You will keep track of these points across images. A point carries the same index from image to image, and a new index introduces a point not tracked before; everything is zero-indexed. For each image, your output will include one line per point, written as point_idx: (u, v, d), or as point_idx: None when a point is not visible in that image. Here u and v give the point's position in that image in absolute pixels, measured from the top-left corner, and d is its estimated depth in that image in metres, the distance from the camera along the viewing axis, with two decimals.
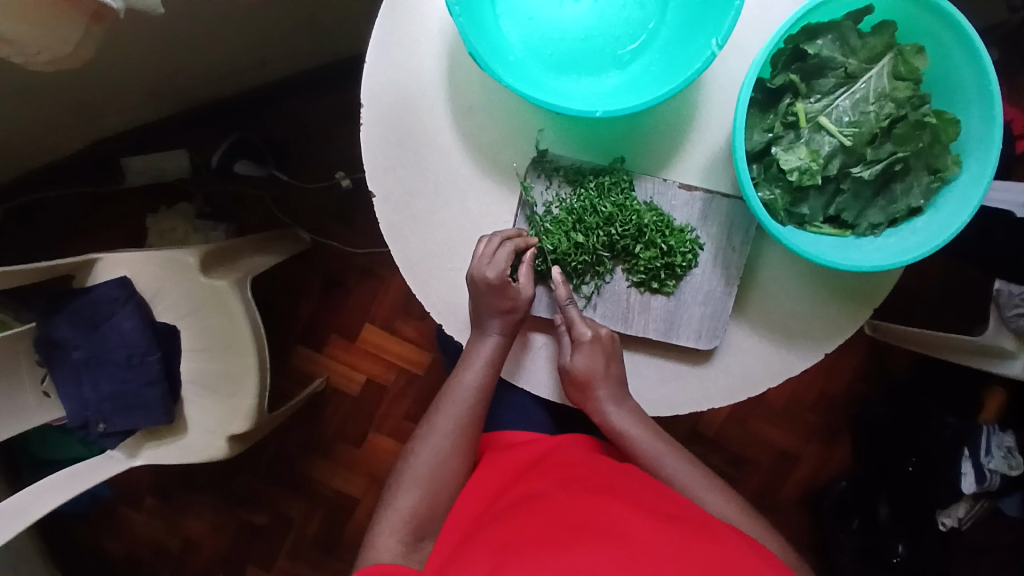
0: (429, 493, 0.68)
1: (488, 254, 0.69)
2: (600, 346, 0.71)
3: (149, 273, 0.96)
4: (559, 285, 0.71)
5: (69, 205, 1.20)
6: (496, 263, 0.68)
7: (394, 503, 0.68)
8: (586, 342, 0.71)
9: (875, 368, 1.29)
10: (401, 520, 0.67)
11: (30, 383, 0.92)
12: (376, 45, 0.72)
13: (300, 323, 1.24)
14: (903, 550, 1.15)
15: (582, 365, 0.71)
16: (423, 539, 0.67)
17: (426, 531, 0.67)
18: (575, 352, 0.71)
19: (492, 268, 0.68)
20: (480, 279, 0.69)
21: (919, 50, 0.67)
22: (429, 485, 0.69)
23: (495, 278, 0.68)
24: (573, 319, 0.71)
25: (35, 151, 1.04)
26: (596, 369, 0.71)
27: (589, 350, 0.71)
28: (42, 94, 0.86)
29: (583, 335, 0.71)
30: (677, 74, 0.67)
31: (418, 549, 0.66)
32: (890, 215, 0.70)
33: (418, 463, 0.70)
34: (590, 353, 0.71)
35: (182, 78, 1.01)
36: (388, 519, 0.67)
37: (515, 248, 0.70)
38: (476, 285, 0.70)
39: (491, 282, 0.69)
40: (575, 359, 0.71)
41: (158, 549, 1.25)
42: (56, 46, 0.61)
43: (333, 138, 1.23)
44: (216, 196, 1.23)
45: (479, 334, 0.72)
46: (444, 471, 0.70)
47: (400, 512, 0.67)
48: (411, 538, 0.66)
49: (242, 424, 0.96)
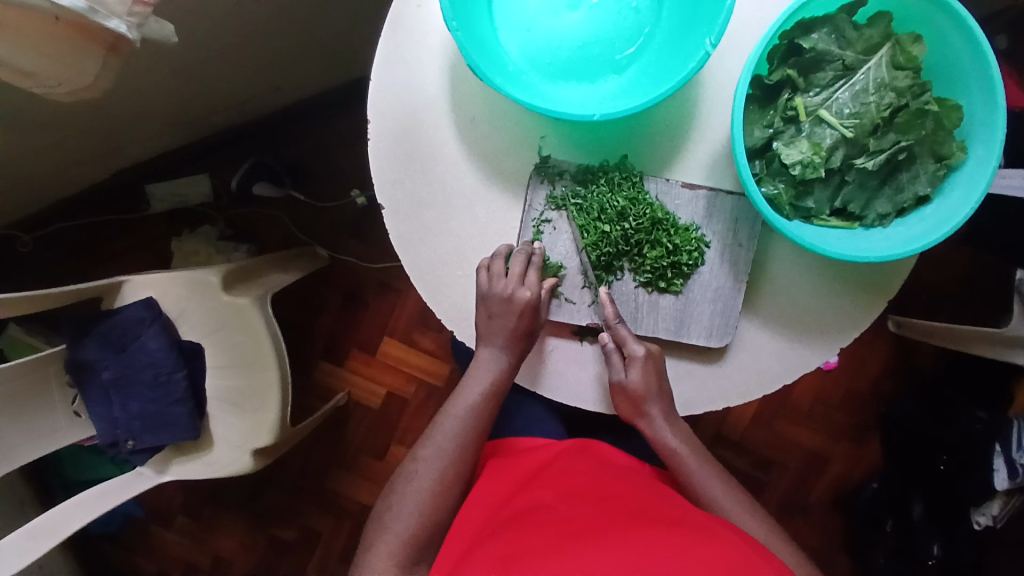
0: (428, 514, 0.68)
1: (520, 276, 0.71)
2: (653, 362, 0.72)
3: (173, 294, 0.99)
4: (608, 304, 0.72)
5: (97, 234, 1.24)
6: (529, 283, 0.71)
7: (391, 525, 0.67)
8: (639, 359, 0.72)
9: (901, 365, 1.26)
10: (399, 543, 0.66)
11: (62, 405, 0.95)
12: (380, 63, 0.74)
13: (320, 340, 1.27)
14: (938, 551, 1.13)
15: (638, 381, 0.72)
16: (418, 563, 0.67)
17: (423, 555, 0.67)
18: (629, 369, 0.72)
19: (529, 288, 0.71)
20: (520, 301, 0.71)
21: (916, 38, 0.67)
22: (426, 509, 0.68)
23: (532, 298, 0.71)
24: (623, 337, 0.72)
25: (61, 182, 1.09)
26: (650, 388, 0.72)
27: (642, 366, 0.72)
28: (65, 126, 0.90)
29: (636, 352, 0.72)
30: (673, 74, 0.68)
31: (412, 573, 0.66)
32: (898, 204, 0.69)
33: (415, 486, 0.69)
34: (644, 370, 0.72)
35: (198, 106, 1.04)
36: (387, 541, 0.67)
37: (539, 267, 0.72)
38: (491, 305, 0.72)
39: (530, 301, 0.71)
40: (630, 375, 0.72)
41: (189, 566, 1.27)
42: (75, 78, 0.65)
43: (345, 157, 1.27)
44: (236, 219, 1.27)
45: (488, 352, 0.73)
46: (441, 493, 0.70)
47: (398, 535, 0.67)
48: (408, 561, 0.66)
49: (266, 437, 0.98)
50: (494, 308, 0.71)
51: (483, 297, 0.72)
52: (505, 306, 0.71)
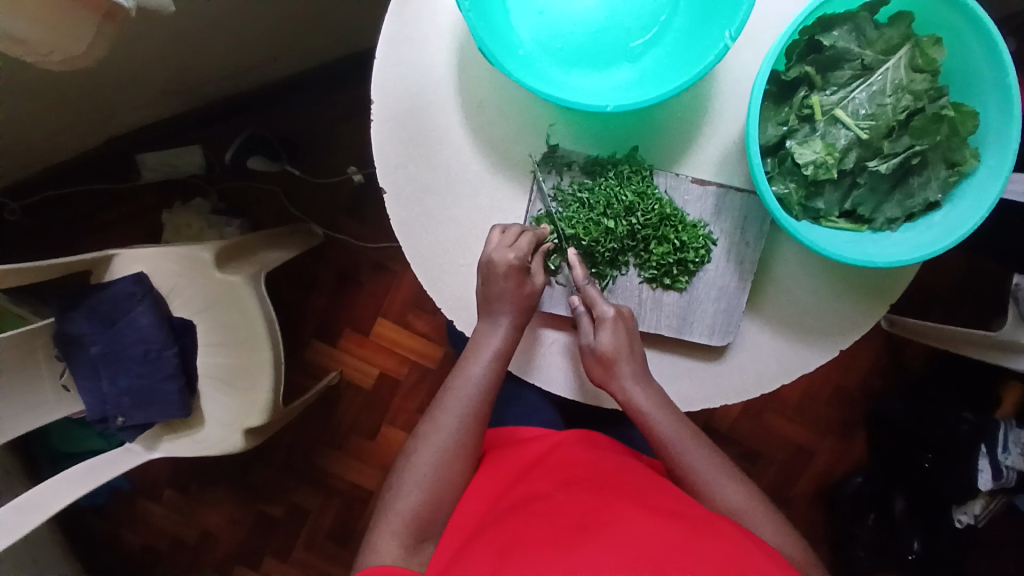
0: (432, 494, 0.67)
1: (510, 239, 0.69)
2: (623, 324, 0.70)
3: (166, 269, 0.97)
4: (575, 266, 0.71)
5: (85, 203, 1.21)
6: (518, 246, 0.69)
7: (394, 506, 0.66)
8: (609, 320, 0.70)
9: (892, 362, 1.27)
10: (401, 523, 0.65)
11: (50, 379, 0.94)
12: (386, 41, 0.72)
13: (312, 318, 1.25)
14: (919, 547, 1.16)
15: (607, 342, 0.69)
16: (425, 541, 0.66)
17: (429, 533, 0.66)
18: (599, 330, 0.70)
19: (514, 251, 0.69)
20: (500, 261, 0.68)
21: (937, 41, 0.66)
22: (431, 488, 0.67)
23: (517, 260, 0.68)
24: (594, 298, 0.70)
25: (50, 149, 1.06)
26: (621, 349, 0.70)
27: (613, 327, 0.70)
28: (54, 93, 0.86)
29: (605, 313, 0.70)
30: (690, 66, 0.66)
31: (419, 552, 0.65)
32: (907, 209, 0.69)
33: (419, 465, 0.68)
34: (614, 332, 0.70)
35: (193, 77, 1.01)
36: (389, 521, 0.66)
37: (535, 237, 0.70)
38: (495, 269, 0.68)
39: (512, 263, 0.68)
40: (599, 337, 0.70)
41: (176, 540, 1.27)
42: (69, 47, 0.61)
43: (343, 134, 1.24)
44: (230, 193, 1.24)
45: (488, 324, 0.71)
46: (445, 471, 0.69)
47: (401, 516, 0.66)
48: (412, 540, 0.65)
49: (258, 418, 0.97)
50: (499, 275, 0.69)
51: (483, 272, 0.70)
52: (508, 278, 0.69)
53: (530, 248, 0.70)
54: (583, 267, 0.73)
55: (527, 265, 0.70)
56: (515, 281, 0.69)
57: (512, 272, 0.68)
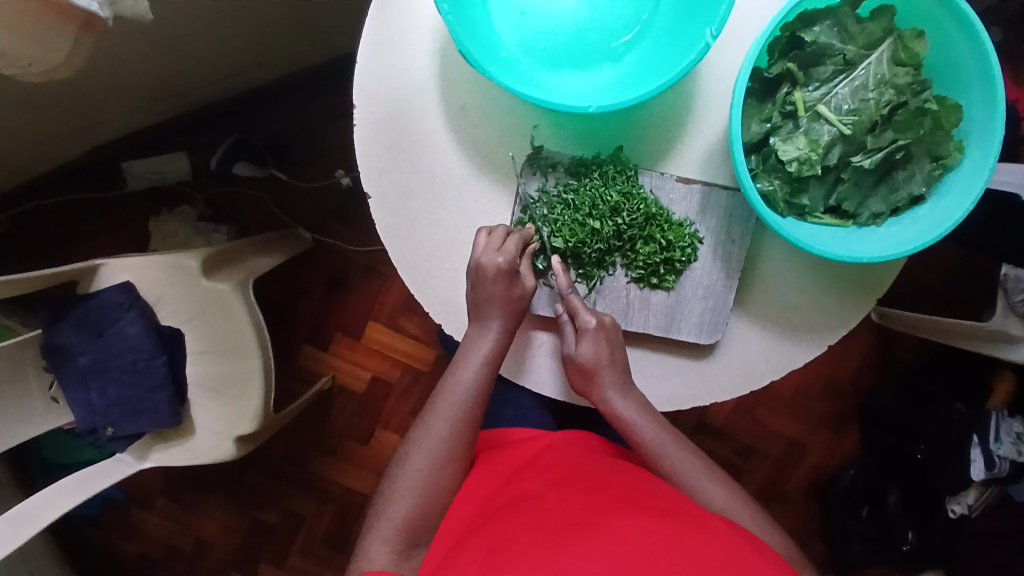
0: (424, 499, 0.67)
1: (497, 242, 0.69)
2: (604, 334, 0.70)
3: (152, 278, 0.97)
4: (559, 274, 0.71)
5: (71, 212, 1.20)
6: (505, 249, 0.68)
7: (386, 512, 0.66)
8: (590, 330, 0.70)
9: (884, 355, 1.28)
10: (393, 529, 0.65)
11: (39, 390, 0.93)
12: (368, 44, 0.71)
13: (303, 323, 1.25)
14: (913, 538, 1.17)
15: (587, 353, 0.70)
16: (416, 546, 0.66)
17: (420, 539, 0.66)
18: (580, 341, 0.70)
19: (502, 254, 0.68)
20: (489, 264, 0.68)
21: (919, 34, 0.66)
22: (423, 494, 0.67)
23: (505, 264, 0.68)
24: (575, 308, 0.71)
25: (34, 159, 1.05)
26: (602, 359, 0.70)
27: (594, 337, 0.70)
28: (35, 103, 0.86)
29: (587, 323, 0.70)
30: (672, 65, 0.66)
31: (410, 558, 0.65)
32: (893, 203, 0.69)
33: (411, 470, 0.68)
34: (595, 342, 0.70)
35: (177, 83, 1.01)
36: (381, 527, 0.66)
37: (522, 238, 0.70)
38: (484, 273, 0.68)
39: (501, 267, 0.68)
40: (579, 347, 0.70)
41: (171, 549, 1.26)
42: (46, 57, 0.61)
43: (329, 138, 1.23)
44: (217, 199, 1.23)
45: (478, 328, 0.71)
46: (437, 476, 0.68)
47: (392, 521, 0.66)
48: (404, 546, 0.65)
49: (248, 425, 0.96)
50: (488, 279, 0.68)
51: (473, 277, 0.70)
52: (497, 282, 0.69)
53: (518, 250, 0.70)
54: (570, 269, 0.73)
55: (515, 267, 0.69)
56: (504, 285, 0.69)
57: (500, 276, 0.68)
